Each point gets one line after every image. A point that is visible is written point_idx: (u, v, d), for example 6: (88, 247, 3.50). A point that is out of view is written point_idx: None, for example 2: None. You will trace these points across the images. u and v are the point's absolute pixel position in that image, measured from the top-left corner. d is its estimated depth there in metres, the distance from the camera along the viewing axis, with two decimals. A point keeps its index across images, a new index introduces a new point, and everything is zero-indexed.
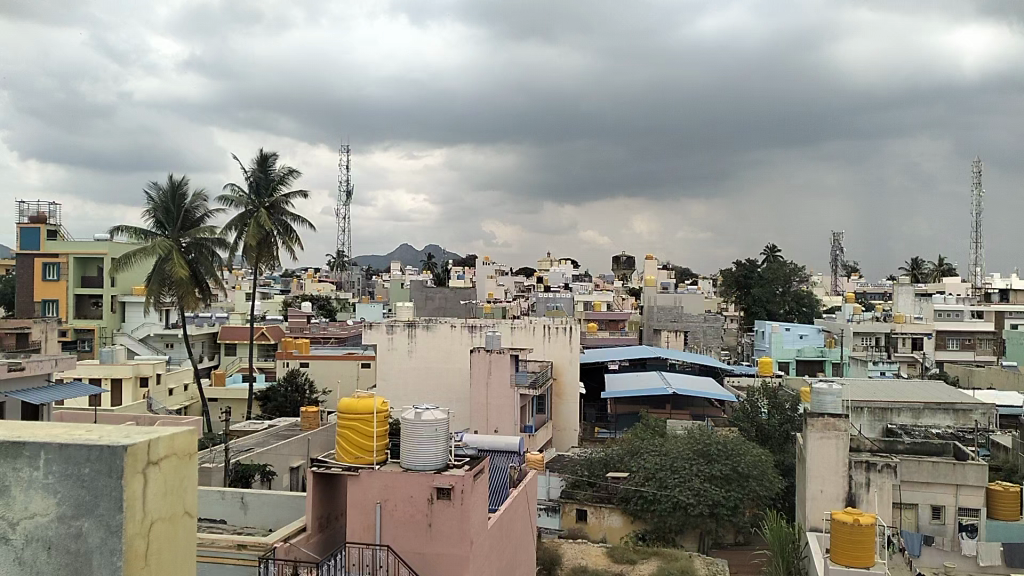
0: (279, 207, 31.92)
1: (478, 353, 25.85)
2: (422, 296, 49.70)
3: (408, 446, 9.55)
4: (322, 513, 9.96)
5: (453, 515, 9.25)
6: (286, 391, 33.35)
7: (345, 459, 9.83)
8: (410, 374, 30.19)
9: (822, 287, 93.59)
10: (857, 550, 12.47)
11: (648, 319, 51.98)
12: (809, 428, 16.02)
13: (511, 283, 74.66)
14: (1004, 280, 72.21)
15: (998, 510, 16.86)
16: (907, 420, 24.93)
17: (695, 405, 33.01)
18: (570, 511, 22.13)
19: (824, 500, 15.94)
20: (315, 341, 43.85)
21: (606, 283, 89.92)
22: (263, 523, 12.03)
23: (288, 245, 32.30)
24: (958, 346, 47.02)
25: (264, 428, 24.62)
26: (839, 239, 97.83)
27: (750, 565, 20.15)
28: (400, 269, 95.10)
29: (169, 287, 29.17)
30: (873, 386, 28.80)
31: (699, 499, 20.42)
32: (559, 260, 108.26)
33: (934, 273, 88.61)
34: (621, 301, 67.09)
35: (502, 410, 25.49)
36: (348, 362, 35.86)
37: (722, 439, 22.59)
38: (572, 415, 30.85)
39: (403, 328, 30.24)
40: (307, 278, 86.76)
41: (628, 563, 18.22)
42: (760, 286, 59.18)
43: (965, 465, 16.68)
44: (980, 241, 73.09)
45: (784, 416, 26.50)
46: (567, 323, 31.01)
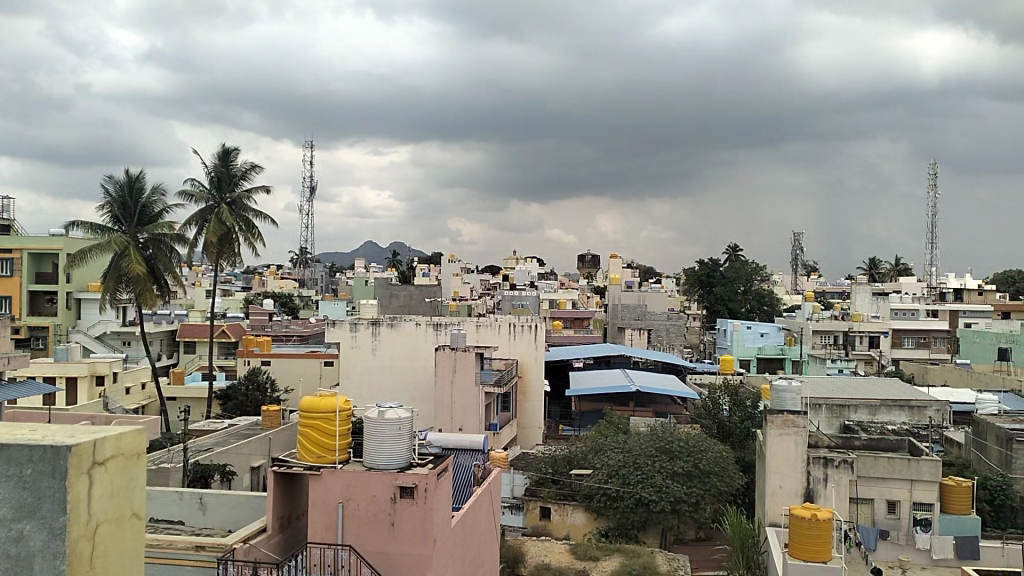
0: (241, 203, 31.48)
1: (443, 350, 25.77)
2: (387, 294, 49.38)
3: (371, 445, 9.47)
4: (283, 513, 9.83)
5: (416, 514, 9.19)
6: (247, 389, 32.87)
7: (306, 458, 9.72)
8: (374, 372, 29.97)
9: (783, 285, 95.35)
10: (815, 544, 12.69)
11: (613, 317, 52.59)
12: (768, 425, 16.34)
13: (476, 282, 74.49)
14: (958, 280, 74.33)
15: (951, 505, 17.17)
16: (864, 416, 25.37)
17: (658, 402, 33.32)
18: (533, 508, 22.16)
19: (783, 495, 16.22)
20: (277, 340, 43.27)
21: (571, 281, 90.52)
22: (222, 524, 11.83)
23: (250, 242, 31.83)
24: (913, 345, 48.21)
25: (223, 427, 24.20)
26: (799, 238, 99.77)
27: (711, 561, 20.38)
28: (364, 266, 94.41)
29: (126, 283, 28.52)
30: (833, 383, 29.33)
31: (661, 496, 20.59)
32: (526, 258, 108.56)
33: (890, 273, 90.64)
34: (586, 299, 67.40)
35: (467, 408, 25.41)
36: (311, 360, 35.46)
37: (684, 436, 22.85)
38: (536, 413, 30.90)
39: (367, 326, 30.02)
40: (269, 275, 85.79)
41: (591, 560, 18.30)
42: (723, 284, 60.04)
43: (920, 461, 17.07)
44: (934, 242, 75.12)
45: (745, 412, 26.76)
46: (532, 321, 31.05)
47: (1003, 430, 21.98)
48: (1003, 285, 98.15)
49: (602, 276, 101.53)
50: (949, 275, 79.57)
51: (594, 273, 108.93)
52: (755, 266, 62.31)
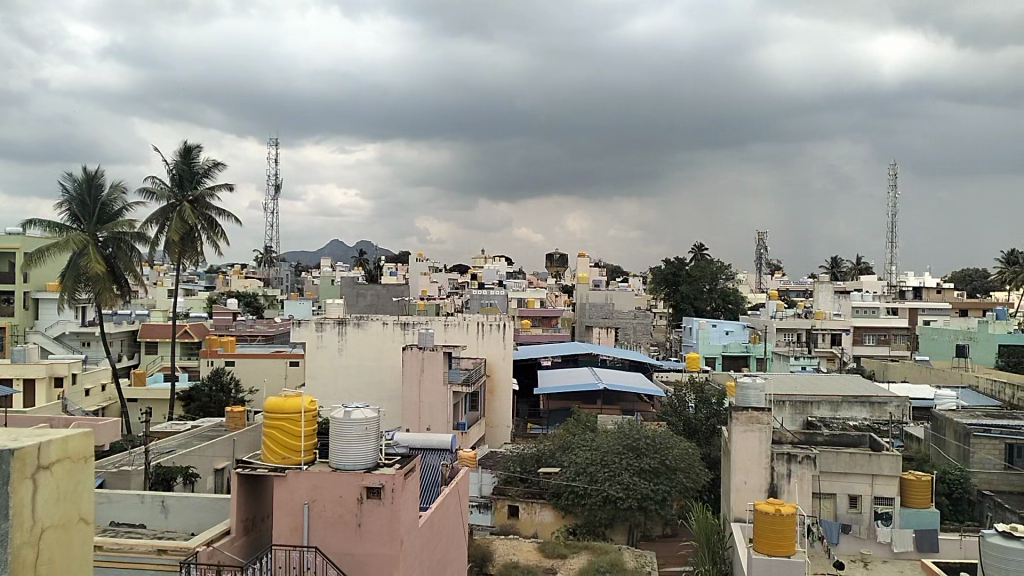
0: (203, 200, 30.99)
1: (410, 350, 25.65)
2: (354, 293, 48.99)
3: (338, 445, 9.37)
4: (247, 515, 9.69)
5: (383, 514, 9.12)
6: (211, 391, 32.36)
7: (271, 460, 9.58)
8: (340, 372, 29.73)
9: (747, 284, 96.64)
10: (779, 538, 12.87)
11: (580, 315, 52.84)
12: (733, 421, 16.51)
13: (444, 281, 74.24)
14: (916, 278, 76.13)
15: (911, 499, 17.53)
16: (827, 412, 25.78)
17: (625, 400, 33.50)
18: (502, 507, 22.08)
19: (747, 491, 16.44)
20: (241, 340, 42.68)
21: (539, 280, 90.67)
22: (185, 527, 11.60)
23: (213, 240, 31.39)
24: (874, 342, 49.12)
25: (186, 428, 23.82)
26: (763, 238, 101.19)
27: (678, 557, 20.52)
28: (330, 265, 93.60)
29: (85, 283, 27.93)
30: (797, 380, 29.70)
31: (628, 493, 20.74)
32: (494, 257, 108.52)
33: (851, 272, 92.30)
34: (554, 298, 67.56)
35: (434, 407, 25.30)
36: (276, 360, 35.06)
37: (651, 433, 23.03)
38: (504, 412, 30.89)
39: (333, 326, 29.79)
40: (233, 275, 84.68)
41: (559, 557, 18.33)
42: (689, 283, 60.65)
43: (880, 456, 17.38)
44: (894, 241, 76.78)
45: (711, 409, 27.06)
46: (500, 320, 31.07)
47: (961, 424, 22.63)
48: (959, 284, 100.67)
49: (570, 275, 102.01)
50: (909, 274, 81.36)
51: (561, 272, 109.25)
52: (720, 265, 63.07)
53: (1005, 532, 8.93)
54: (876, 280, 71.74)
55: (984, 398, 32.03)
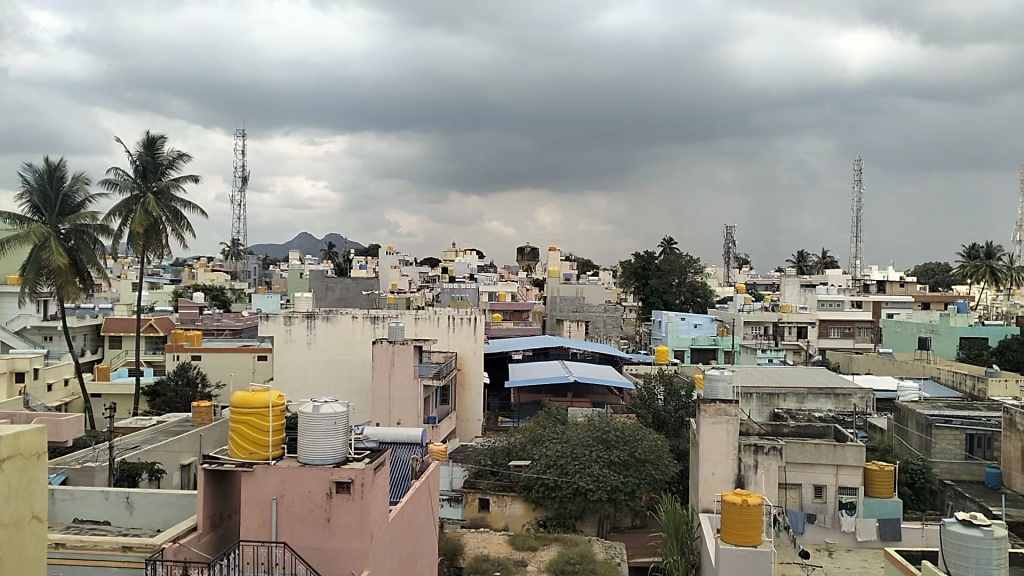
0: (167, 192, 30.47)
1: (380, 344, 25.50)
2: (323, 287, 48.60)
3: (307, 440, 9.32)
4: (214, 511, 9.57)
5: (352, 509, 9.07)
6: (176, 385, 31.89)
7: (238, 455, 9.48)
8: (310, 366, 29.51)
9: (715, 278, 97.79)
10: (746, 529, 13.07)
11: (551, 309, 53.02)
12: (701, 413, 16.67)
13: (414, 274, 73.89)
14: (880, 272, 77.64)
15: (874, 489, 17.74)
16: (793, 404, 26.16)
17: (595, 393, 33.68)
18: (472, 500, 22.13)
19: (715, 482, 16.61)
20: (208, 334, 42.12)
21: (510, 274, 90.75)
22: (150, 523, 11.41)
23: (178, 233, 30.91)
24: (840, 335, 50.00)
25: (152, 424, 23.49)
26: (731, 232, 102.37)
27: (647, 548, 20.67)
28: (299, 259, 92.71)
29: (47, 276, 27.34)
30: (763, 372, 30.15)
31: (598, 485, 20.87)
32: (464, 251, 108.33)
33: (818, 266, 93.74)
34: (525, 291, 67.61)
35: (405, 401, 25.22)
36: (243, 355, 34.69)
37: (620, 425, 23.21)
38: (475, 405, 30.87)
39: (302, 320, 29.56)
40: (199, 268, 83.48)
41: (529, 550, 18.41)
42: (658, 277, 61.15)
43: (845, 447, 17.67)
44: (859, 237, 78.18)
45: (680, 401, 27.35)
46: (471, 314, 31.08)
47: (923, 415, 23.27)
48: (921, 278, 102.78)
49: (541, 269, 102.22)
50: (873, 268, 82.84)
51: (532, 266, 109.30)
52: (689, 260, 63.64)
53: (965, 519, 9.09)
54: (842, 273, 72.94)
55: (946, 389, 32.77)
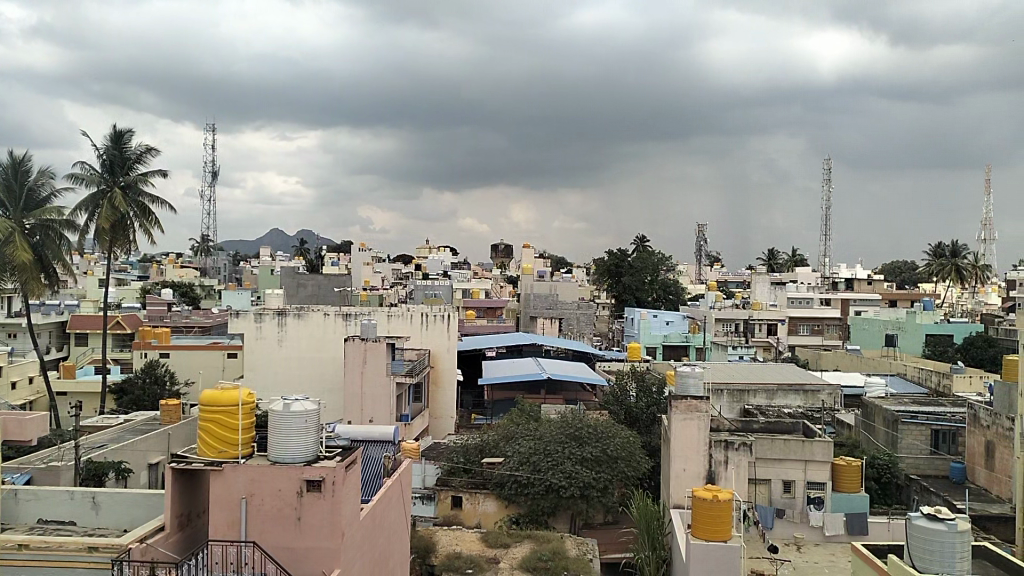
0: (135, 187, 30.00)
1: (353, 341, 25.32)
2: (295, 283, 48.18)
3: (277, 439, 9.21)
4: (182, 511, 9.42)
5: (323, 508, 9.00)
6: (144, 383, 31.42)
7: (207, 454, 9.36)
8: (280, 363, 29.24)
9: (687, 275, 98.62)
10: (715, 524, 13.18)
11: (525, 306, 53.11)
12: (673, 410, 16.74)
13: (387, 271, 73.51)
14: (849, 270, 78.82)
15: (842, 483, 17.97)
16: (763, 400, 26.40)
17: (568, 390, 33.77)
18: (445, 498, 22.01)
19: (686, 477, 16.74)
20: (177, 331, 41.54)
21: (484, 271, 90.71)
22: (117, 524, 11.24)
23: (146, 228, 30.44)
24: (809, 332, 50.71)
25: (119, 422, 23.12)
26: (703, 230, 103.28)
27: (618, 544, 20.72)
28: (270, 255, 91.84)
29: (11, 272, 26.76)
30: (734, 369, 30.43)
31: (571, 481, 20.94)
32: (438, 248, 108.04)
33: (787, 264, 94.92)
34: (499, 288, 67.57)
35: (377, 399, 25.08)
36: (213, 352, 34.29)
37: (592, 422, 23.31)
38: (448, 402, 30.79)
39: (273, 316, 29.29)
40: (168, 264, 82.28)
41: (502, 547, 18.41)
42: (631, 274, 61.53)
43: (814, 442, 17.88)
44: (828, 235, 79.31)
45: (651, 398, 27.54)
46: (444, 311, 31.00)
47: (890, 412, 23.65)
48: (888, 276, 104.57)
49: (515, 266, 102.29)
50: (842, 266, 83.98)
51: (507, 263, 109.14)
52: (662, 257, 64.08)
53: (930, 513, 9.21)
54: (811, 271, 73.92)
55: (912, 385, 33.37)
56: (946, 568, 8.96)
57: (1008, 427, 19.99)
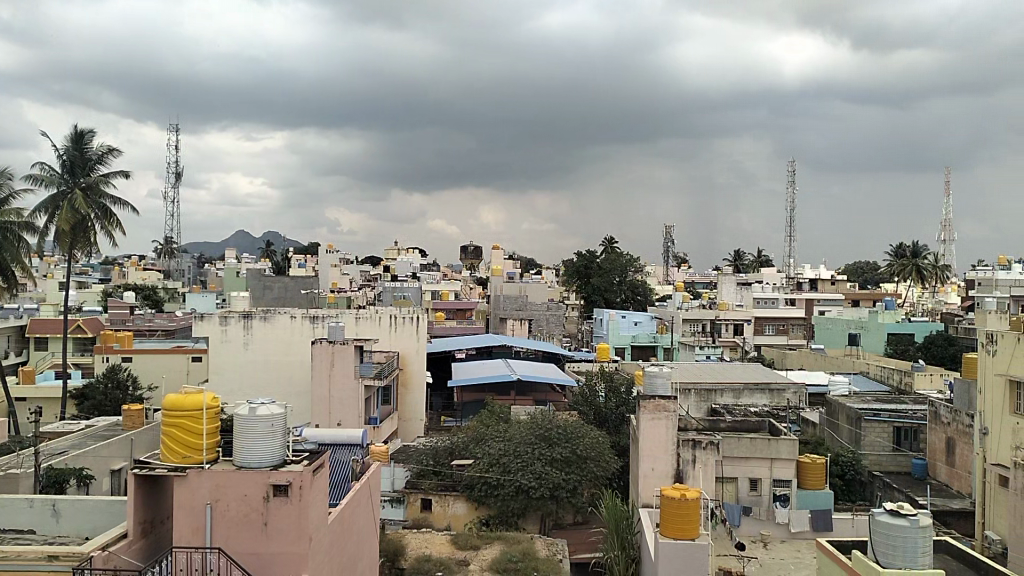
0: (97, 189, 29.45)
1: (320, 344, 25.07)
2: (261, 285, 47.63)
3: (242, 443, 9.09)
4: (146, 517, 9.26)
5: (289, 513, 8.89)
6: (106, 388, 30.81)
7: (171, 459, 9.21)
8: (246, 367, 28.89)
9: (655, 276, 99.52)
10: (682, 522, 13.30)
11: (494, 308, 53.15)
12: (641, 410, 16.85)
13: (355, 274, 73.00)
14: (812, 271, 80.26)
15: (807, 480, 18.33)
16: (729, 399, 26.70)
17: (538, 391, 33.79)
18: (414, 500, 21.90)
19: (654, 477, 16.88)
20: (139, 335, 40.83)
21: (453, 272, 90.54)
22: (78, 531, 11.00)
23: (107, 230, 29.88)
24: (774, 331, 51.48)
25: (79, 428, 22.65)
26: (670, 231, 104.23)
27: (588, 543, 20.76)
28: (236, 257, 90.72)
29: None
30: (701, 369, 30.74)
31: (540, 482, 20.99)
32: (407, 249, 107.56)
33: (753, 264, 96.19)
34: (469, 290, 67.45)
35: (345, 402, 24.89)
36: (177, 356, 33.76)
37: (562, 422, 23.39)
38: (417, 404, 30.66)
39: (238, 319, 28.93)
40: (131, 266, 80.78)
41: (471, 549, 18.39)
42: (600, 275, 61.89)
43: (779, 441, 18.13)
44: (791, 236, 80.63)
45: (620, 398, 27.71)
46: (413, 313, 30.87)
47: (853, 410, 24.09)
48: (851, 277, 106.29)
49: (484, 267, 102.21)
50: (806, 267, 85.35)
51: (476, 265, 108.99)
52: (630, 258, 64.53)
53: (892, 509, 9.40)
54: (775, 272, 75.05)
55: (874, 383, 34.03)
56: (910, 563, 9.12)
57: (968, 424, 20.44)
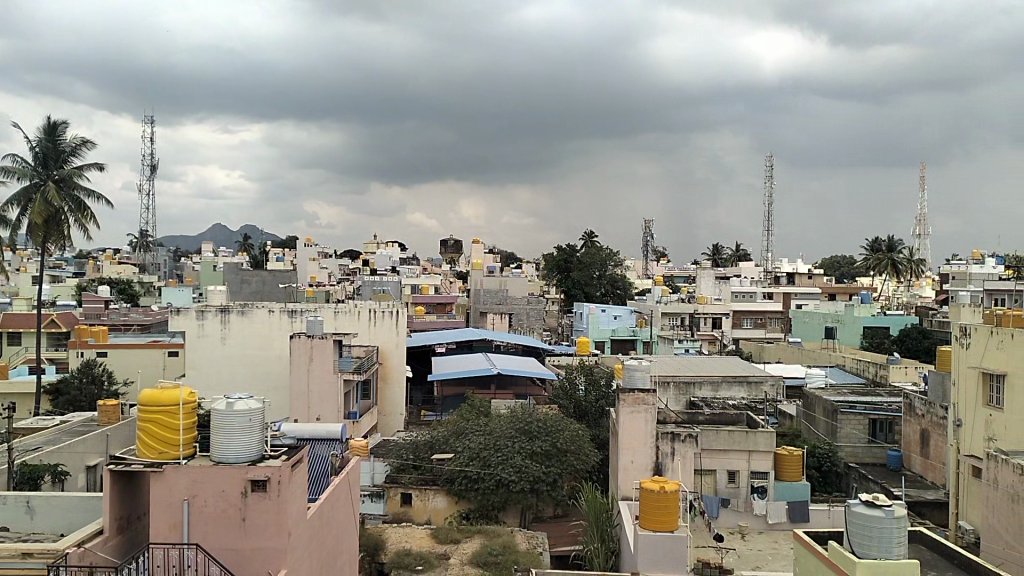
0: (71, 180, 28.94)
1: (298, 339, 24.85)
2: (239, 279, 47.21)
3: (219, 438, 9.00)
4: (122, 513, 9.14)
5: (268, 508, 8.84)
6: (81, 383, 30.40)
7: (147, 455, 9.09)
8: (224, 361, 28.62)
9: (634, 270, 100.02)
10: (662, 514, 13.37)
11: (475, 302, 53.11)
12: (620, 403, 16.88)
13: (334, 268, 72.59)
14: (790, 264, 81.08)
15: (784, 472, 18.36)
16: (708, 392, 26.89)
17: (519, 384, 33.82)
18: (394, 495, 21.79)
19: (634, 470, 16.92)
20: (115, 330, 40.37)
21: (433, 267, 90.37)
22: (53, 527, 10.86)
23: (81, 223, 29.44)
24: (752, 325, 51.94)
25: (53, 424, 22.31)
26: (650, 225, 104.74)
27: (568, 536, 20.81)
28: (213, 251, 89.80)
29: None
30: (680, 362, 30.94)
31: (520, 476, 21.01)
32: (386, 243, 107.20)
33: (731, 258, 96.95)
34: (449, 284, 67.32)
35: (324, 396, 24.77)
36: (153, 351, 33.38)
37: (542, 416, 23.44)
38: (397, 398, 30.59)
39: (215, 314, 28.65)
40: (105, 260, 79.74)
41: (452, 543, 18.38)
42: (580, 269, 62.03)
43: (757, 433, 18.29)
44: (769, 230, 81.37)
45: (600, 391, 27.78)
46: (392, 307, 30.74)
47: (829, 402, 24.36)
48: (829, 271, 107.46)
49: (465, 261, 102.13)
50: (784, 260, 86.16)
51: (456, 259, 108.94)
52: (609, 252, 64.75)
53: (868, 500, 9.51)
54: (753, 266, 75.68)
55: (850, 376, 34.44)
56: (885, 553, 9.23)
57: (942, 416, 20.73)
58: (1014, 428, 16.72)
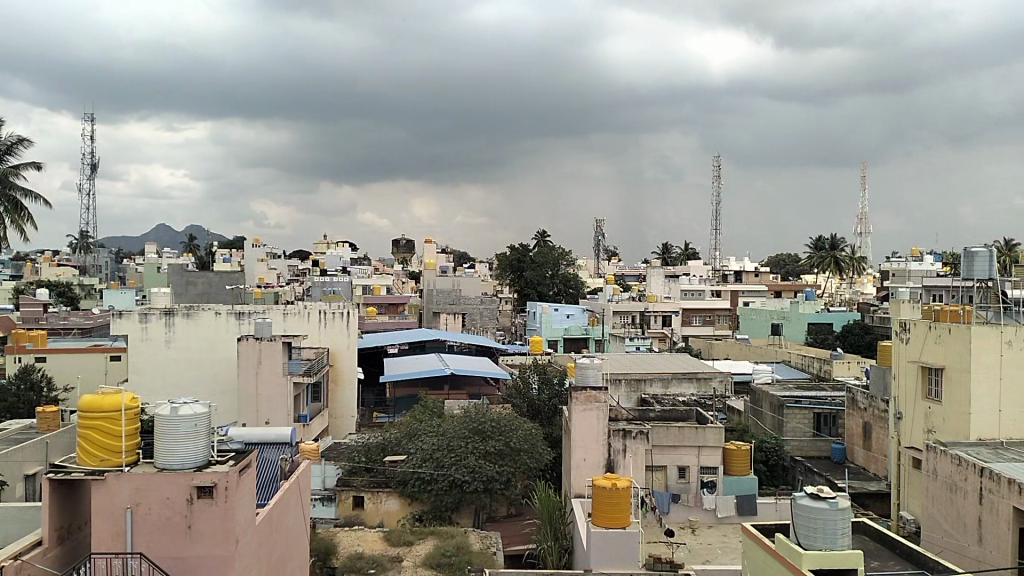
0: (5, 180, 27.91)
1: (246, 341, 24.41)
2: (184, 281, 46.15)
3: (163, 444, 8.78)
4: (62, 523, 8.84)
5: (214, 514, 8.67)
6: (18, 390, 29.33)
7: (87, 462, 8.82)
8: (169, 365, 27.97)
9: (586, 269, 100.87)
10: (614, 511, 13.52)
11: (427, 302, 52.94)
12: (572, 402, 17.02)
13: (283, 268, 71.50)
14: (738, 263, 82.78)
15: (732, 467, 18.78)
16: (658, 389, 27.28)
17: (472, 384, 33.79)
18: (346, 499, 21.61)
19: (586, 467, 17.07)
20: (53, 334, 39.11)
21: (385, 267, 89.76)
22: None
23: (18, 225, 28.40)
24: (700, 322, 52.84)
25: None
26: (600, 224, 105.76)
27: (522, 536, 20.76)
28: (157, 252, 87.55)
29: None
30: (631, 359, 31.28)
31: (474, 476, 21.02)
32: (337, 243, 106.06)
33: (681, 256, 98.53)
34: (401, 284, 66.85)
35: (274, 399, 24.40)
36: (95, 355, 32.40)
37: (495, 416, 23.45)
38: (348, 401, 30.29)
39: (159, 317, 27.97)
40: (42, 262, 77.09)
41: (405, 545, 18.27)
42: (533, 268, 62.30)
43: (705, 429, 18.60)
44: (717, 229, 82.98)
45: (553, 390, 27.90)
46: (343, 308, 30.40)
47: (776, 397, 24.96)
48: (774, 268, 110.00)
49: (417, 260, 101.78)
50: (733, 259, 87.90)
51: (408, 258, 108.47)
52: (561, 252, 65.14)
53: (813, 493, 9.74)
54: (702, 264, 77.04)
55: (796, 371, 35.25)
56: (830, 544, 9.47)
57: (883, 409, 21.36)
58: (951, 420, 17.30)
